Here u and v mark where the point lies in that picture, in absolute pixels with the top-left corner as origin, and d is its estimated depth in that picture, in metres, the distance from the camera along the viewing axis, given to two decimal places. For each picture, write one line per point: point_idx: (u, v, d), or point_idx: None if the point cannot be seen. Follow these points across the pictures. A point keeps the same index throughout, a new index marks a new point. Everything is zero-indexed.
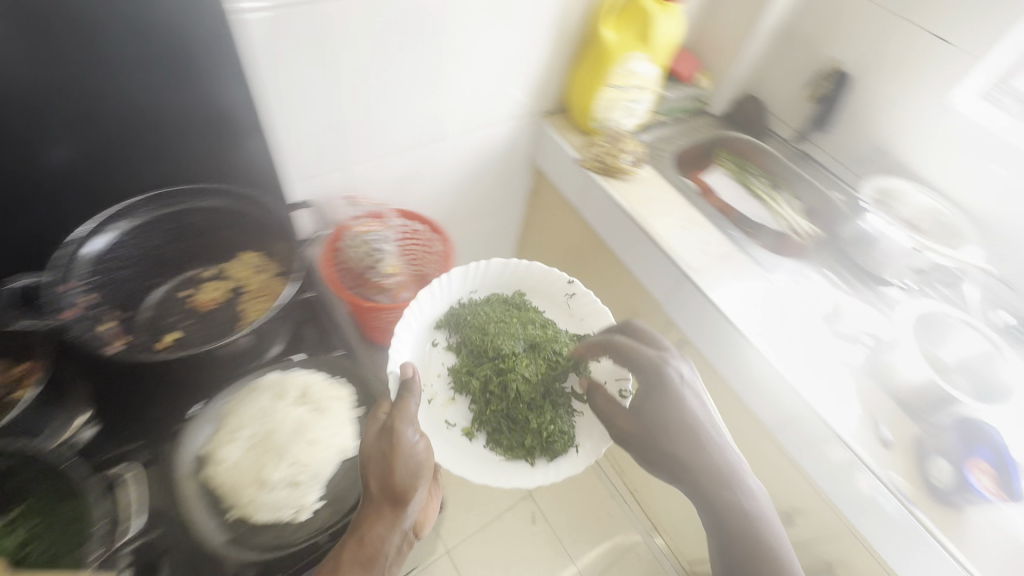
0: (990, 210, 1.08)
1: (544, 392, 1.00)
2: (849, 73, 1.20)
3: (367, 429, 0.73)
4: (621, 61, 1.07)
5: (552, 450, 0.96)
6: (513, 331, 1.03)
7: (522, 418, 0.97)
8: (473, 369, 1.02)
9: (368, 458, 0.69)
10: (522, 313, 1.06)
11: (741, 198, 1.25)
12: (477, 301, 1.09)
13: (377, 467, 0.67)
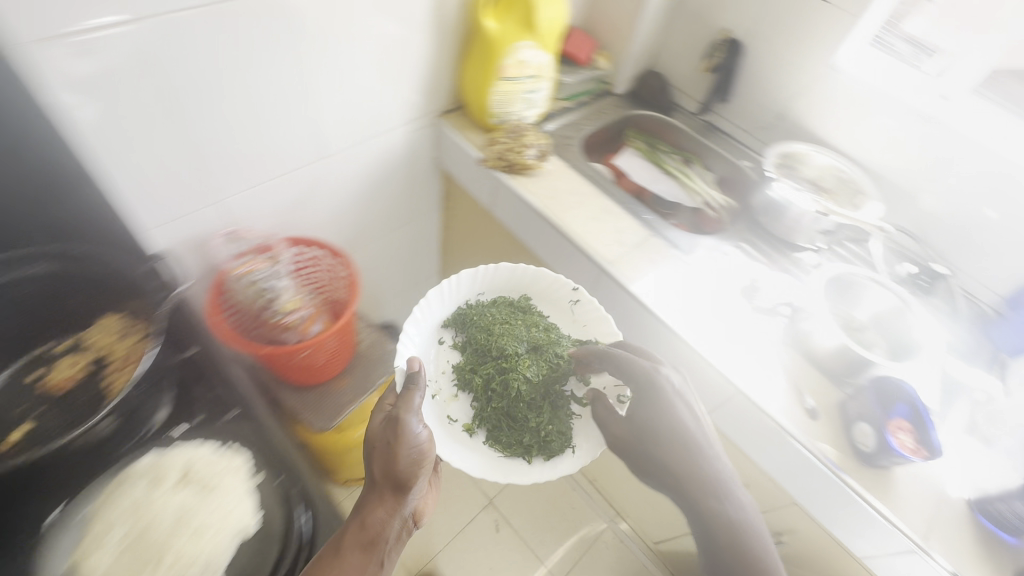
0: (886, 164, 1.11)
1: (545, 393, 0.97)
2: (741, 41, 1.19)
3: (376, 424, 0.80)
4: (509, 51, 1.00)
5: (550, 449, 0.94)
6: (517, 331, 0.99)
7: (522, 417, 0.95)
8: (479, 366, 0.99)
9: (376, 448, 0.77)
10: (529, 314, 1.02)
11: (653, 180, 1.24)
12: (486, 301, 1.05)
13: (382, 457, 0.76)
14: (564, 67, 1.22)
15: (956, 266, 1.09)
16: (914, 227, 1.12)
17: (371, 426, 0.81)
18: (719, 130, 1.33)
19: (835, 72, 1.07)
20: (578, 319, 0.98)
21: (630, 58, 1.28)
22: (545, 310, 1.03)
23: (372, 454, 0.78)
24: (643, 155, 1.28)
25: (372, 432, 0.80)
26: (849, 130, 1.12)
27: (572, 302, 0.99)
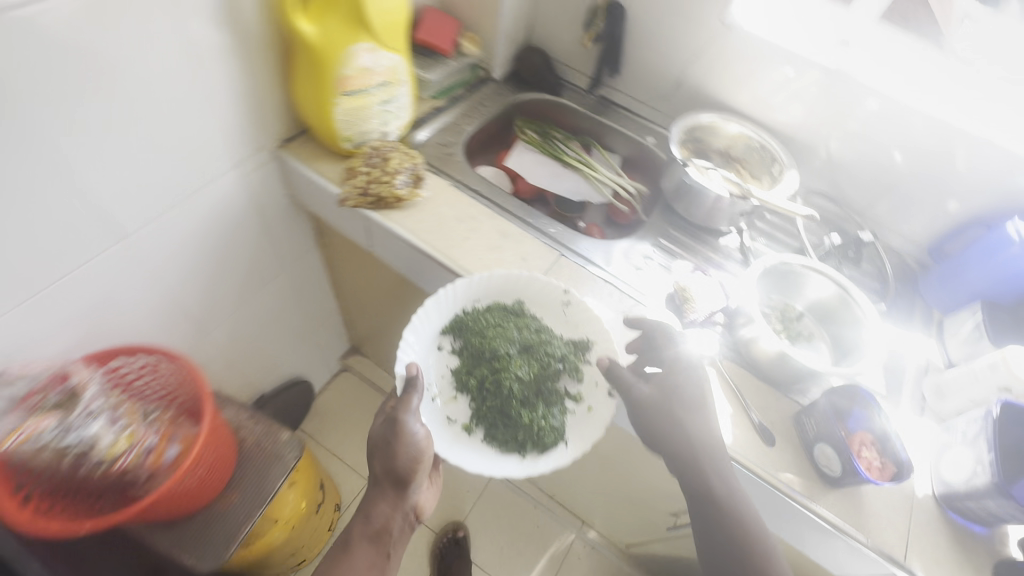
0: (795, 124, 1.01)
1: (539, 389, 0.81)
2: (622, 4, 1.03)
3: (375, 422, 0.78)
4: (344, 58, 0.78)
5: (543, 445, 0.78)
6: (509, 330, 0.83)
7: (513, 413, 0.79)
8: (471, 366, 0.83)
9: (376, 448, 0.75)
10: (523, 315, 0.84)
11: (554, 180, 1.09)
12: (481, 306, 0.85)
13: (381, 456, 0.74)
14: (425, 60, 1.01)
15: (876, 221, 1.04)
16: (831, 187, 1.05)
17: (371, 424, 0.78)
18: (616, 105, 1.18)
19: (732, 30, 0.94)
20: (577, 320, 0.83)
21: (502, 38, 1.09)
22: (543, 310, 0.85)
23: (371, 455, 0.76)
24: (540, 149, 1.12)
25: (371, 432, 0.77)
26: (753, 93, 1.01)
27: (564, 302, 0.83)
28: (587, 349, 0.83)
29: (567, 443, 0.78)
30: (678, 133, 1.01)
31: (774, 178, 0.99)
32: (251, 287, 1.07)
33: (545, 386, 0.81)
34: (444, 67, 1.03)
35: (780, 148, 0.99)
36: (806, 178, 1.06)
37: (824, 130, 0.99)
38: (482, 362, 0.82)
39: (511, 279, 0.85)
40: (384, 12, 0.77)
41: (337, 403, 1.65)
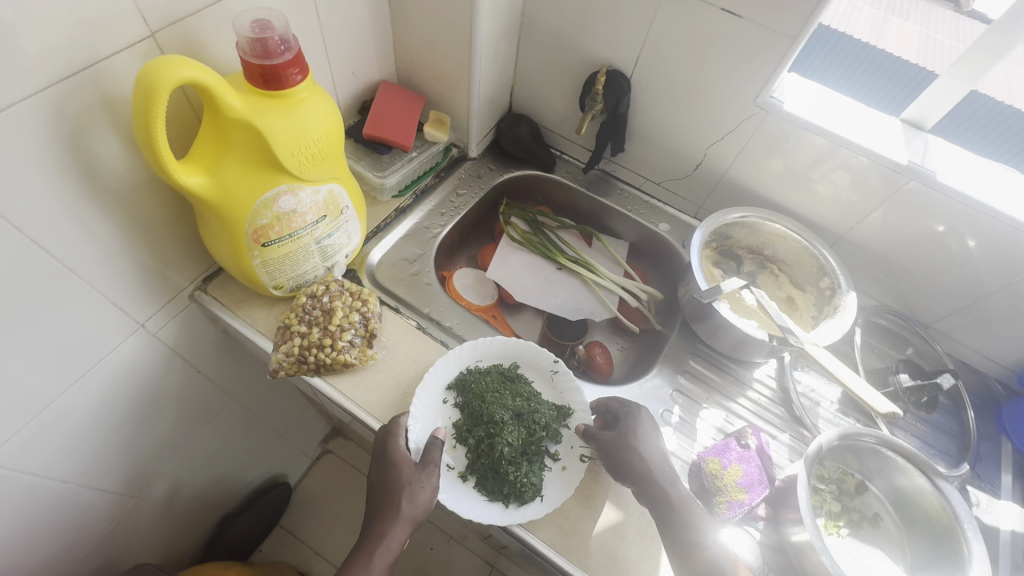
0: (847, 224, 0.79)
1: (530, 443, 0.64)
2: (626, 73, 0.82)
3: (391, 450, 0.60)
4: (256, 205, 0.58)
5: (519, 498, 0.61)
6: (505, 393, 0.66)
7: (499, 469, 0.61)
8: (470, 425, 0.65)
9: (400, 494, 0.58)
10: (519, 379, 0.69)
11: (549, 288, 0.89)
12: (483, 366, 0.70)
13: (406, 503, 0.58)
14: (380, 157, 0.81)
15: (946, 337, 0.83)
16: (893, 297, 0.83)
17: (383, 448, 0.61)
18: (618, 183, 0.98)
19: (768, 112, 0.73)
20: (565, 388, 0.69)
21: (477, 114, 0.88)
22: (533, 375, 0.71)
23: (386, 497, 0.59)
24: (530, 248, 0.92)
25: (381, 463, 0.61)
26: (792, 185, 0.80)
27: (553, 369, 0.70)
28: (569, 415, 0.68)
29: (543, 497, 0.62)
30: (700, 241, 0.81)
31: (824, 294, 0.80)
32: (187, 430, 0.89)
33: (530, 444, 0.64)
34: (404, 162, 0.82)
35: (830, 255, 0.79)
36: (859, 283, 0.85)
37: (890, 238, 0.77)
38: (480, 421, 0.64)
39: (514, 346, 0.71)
40: (306, 143, 0.57)
41: (321, 489, 1.47)
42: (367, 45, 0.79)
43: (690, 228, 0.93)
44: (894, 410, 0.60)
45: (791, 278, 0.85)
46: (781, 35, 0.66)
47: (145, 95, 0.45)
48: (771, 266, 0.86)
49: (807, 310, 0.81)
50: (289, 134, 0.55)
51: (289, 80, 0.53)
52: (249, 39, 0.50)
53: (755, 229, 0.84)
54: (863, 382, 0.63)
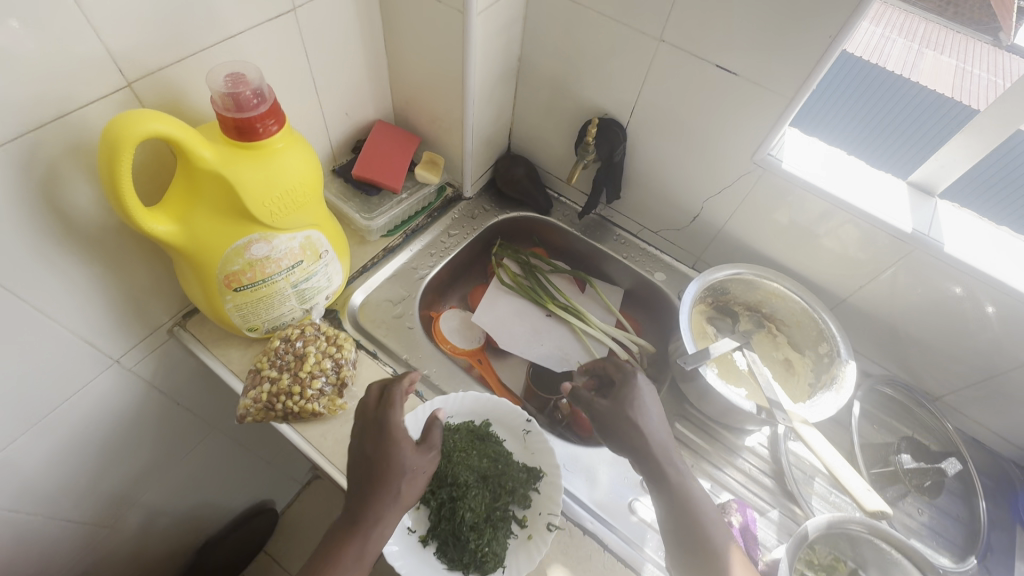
0: (850, 287, 0.75)
1: (494, 508, 0.61)
2: (621, 123, 0.80)
3: (395, 427, 0.56)
4: (227, 253, 0.57)
5: (479, 566, 0.58)
6: (473, 454, 0.63)
7: (460, 536, 0.58)
8: (434, 486, 0.62)
9: (399, 477, 0.55)
10: (489, 438, 0.66)
11: (537, 335, 0.86)
12: (453, 423, 0.67)
13: (403, 486, 0.55)
14: (368, 199, 0.81)
15: (955, 411, 0.78)
16: (899, 366, 0.78)
17: (383, 424, 0.57)
18: (615, 228, 0.95)
19: (765, 171, 0.70)
20: (536, 449, 0.66)
21: (471, 156, 0.87)
22: (505, 434, 0.68)
23: (382, 481, 0.54)
24: (520, 292, 0.89)
25: (378, 439, 0.56)
26: (792, 242, 0.76)
27: (526, 428, 0.67)
28: (540, 478, 0.64)
29: (505, 567, 0.59)
30: (691, 298, 0.78)
31: (822, 360, 0.76)
32: (165, 460, 0.89)
33: (495, 510, 0.61)
34: (393, 204, 0.82)
35: (830, 320, 0.74)
36: (863, 348, 0.80)
37: (894, 305, 0.73)
38: (444, 483, 0.62)
39: (485, 401, 0.68)
40: (280, 191, 0.57)
41: (308, 515, 1.45)
42: (360, 87, 0.79)
43: (686, 279, 0.90)
44: (883, 510, 0.56)
45: (790, 339, 0.80)
46: (776, 96, 0.63)
47: (108, 149, 0.45)
48: (770, 324, 0.82)
49: (806, 375, 0.77)
50: (261, 184, 0.55)
51: (263, 131, 0.53)
52: (221, 94, 0.50)
53: (751, 285, 0.80)
54: (852, 471, 0.59)
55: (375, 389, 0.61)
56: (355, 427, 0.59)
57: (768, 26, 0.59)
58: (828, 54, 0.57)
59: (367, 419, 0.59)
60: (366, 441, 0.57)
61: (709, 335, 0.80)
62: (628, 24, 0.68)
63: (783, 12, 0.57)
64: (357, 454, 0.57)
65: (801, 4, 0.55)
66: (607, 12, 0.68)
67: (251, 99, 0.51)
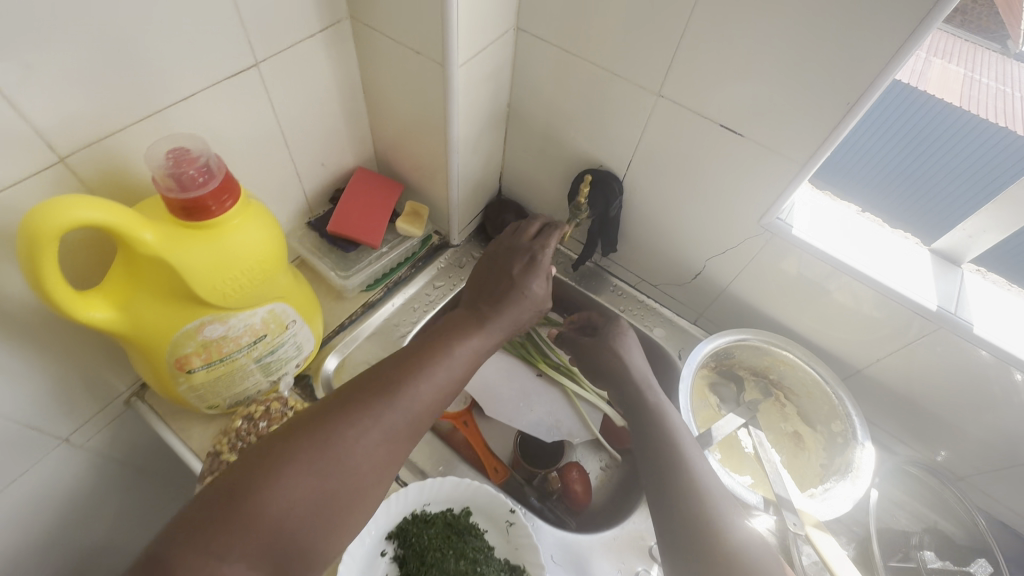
0: (865, 358, 0.69)
1: None
2: (618, 174, 0.74)
3: (545, 250, 0.59)
4: (176, 336, 0.52)
5: None
6: (449, 555, 0.58)
7: None
8: None
9: (532, 302, 0.55)
10: (468, 532, 0.60)
11: (526, 398, 0.80)
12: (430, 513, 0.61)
13: (526, 306, 0.55)
14: (346, 254, 0.75)
15: (980, 495, 0.71)
16: (920, 444, 0.71)
17: (529, 248, 0.59)
18: (612, 278, 0.89)
19: (774, 235, 0.64)
20: (521, 544, 0.60)
21: (457, 206, 0.82)
22: (487, 524, 0.62)
23: (514, 292, 0.55)
24: (509, 349, 0.83)
25: (526, 262, 0.58)
26: (803, 307, 0.70)
27: (510, 521, 0.61)
28: None
29: None
30: (692, 368, 0.72)
31: (835, 439, 0.69)
32: (128, 528, 0.83)
33: None
34: (372, 259, 0.77)
35: (845, 395, 0.68)
36: (879, 422, 0.74)
37: (915, 381, 0.66)
38: None
39: (466, 488, 0.62)
40: (234, 269, 0.51)
41: None
42: (337, 135, 0.74)
43: (687, 336, 0.84)
44: None
45: (800, 410, 0.74)
46: (785, 158, 0.57)
47: (26, 239, 0.39)
48: (777, 391, 0.76)
49: (817, 452, 0.71)
50: (211, 264, 0.49)
51: (214, 209, 0.48)
52: (163, 174, 0.45)
53: (757, 351, 0.74)
54: None
55: (532, 226, 0.64)
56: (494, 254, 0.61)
57: (778, 86, 0.53)
58: (845, 118, 0.51)
59: (509, 246, 0.61)
60: (505, 260, 0.59)
61: (711, 404, 0.74)
62: (623, 75, 0.62)
63: (794, 72, 0.51)
64: (489, 274, 0.58)
65: (815, 65, 0.50)
66: (602, 62, 0.63)
67: (197, 178, 0.46)
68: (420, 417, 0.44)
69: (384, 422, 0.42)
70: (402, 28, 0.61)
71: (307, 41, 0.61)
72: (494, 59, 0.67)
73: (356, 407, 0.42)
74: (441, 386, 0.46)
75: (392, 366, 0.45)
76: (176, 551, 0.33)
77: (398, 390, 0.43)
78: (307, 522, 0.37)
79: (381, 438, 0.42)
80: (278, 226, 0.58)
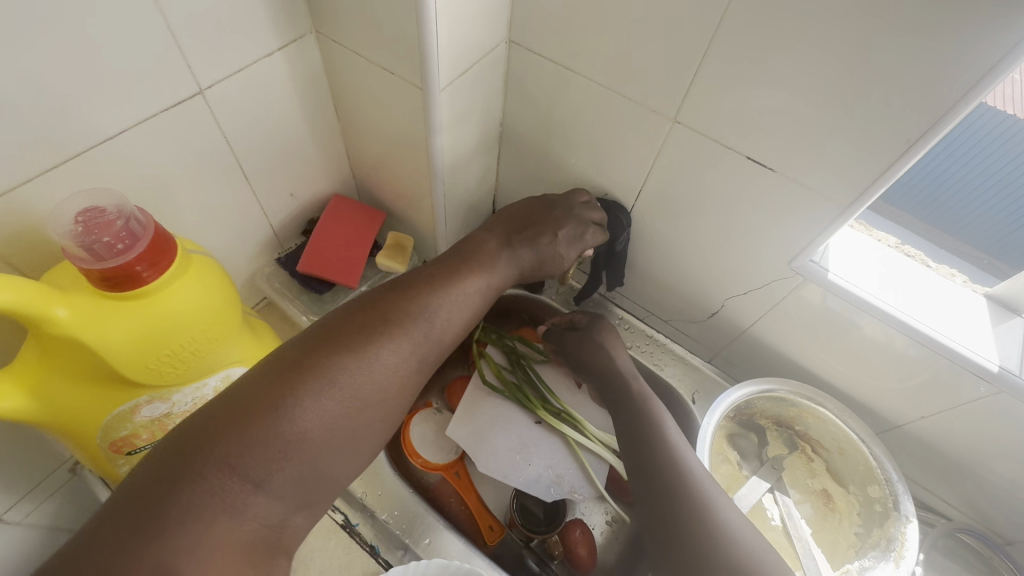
0: (906, 414, 0.61)
1: None
2: (625, 203, 0.65)
3: (592, 226, 0.62)
4: (106, 420, 0.44)
5: None
6: None
7: None
8: None
9: (556, 263, 0.63)
10: None
11: (523, 450, 0.73)
12: None
13: (553, 265, 0.63)
14: (320, 296, 0.68)
15: None
16: (970, 511, 0.63)
17: (576, 211, 0.62)
18: (618, 310, 0.81)
19: (807, 280, 0.56)
20: None
21: (445, 235, 0.73)
22: None
23: (548, 248, 0.62)
24: (506, 394, 0.75)
25: (570, 233, 0.61)
26: (838, 355, 0.62)
27: None
28: None
29: None
30: (714, 424, 0.64)
31: (871, 504, 0.62)
32: None
33: None
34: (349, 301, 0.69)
35: (886, 459, 0.60)
36: (923, 483, 0.65)
37: (965, 442, 0.58)
38: None
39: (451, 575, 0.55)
40: (170, 344, 0.43)
41: None
42: (307, 162, 0.65)
43: (702, 377, 0.76)
44: None
45: (830, 467, 0.66)
46: (821, 196, 0.49)
47: None
48: (804, 444, 0.68)
49: (850, 516, 0.63)
50: (139, 342, 0.41)
51: (144, 277, 0.40)
52: (71, 245, 0.37)
53: (783, 402, 0.66)
54: None
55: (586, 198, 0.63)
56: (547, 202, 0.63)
57: (819, 115, 0.45)
58: (903, 155, 0.43)
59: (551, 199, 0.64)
60: (557, 212, 0.62)
61: (731, 461, 0.67)
62: (633, 96, 0.54)
63: (841, 99, 0.43)
64: (533, 215, 0.63)
65: (868, 92, 0.41)
66: (608, 82, 0.54)
67: (115, 245, 0.38)
68: (437, 341, 0.50)
69: (400, 346, 0.47)
70: (374, 45, 0.52)
71: (264, 61, 0.52)
72: (484, 77, 0.58)
73: (377, 331, 0.47)
74: (455, 314, 0.52)
75: (411, 291, 0.51)
76: (205, 453, 0.37)
77: (418, 316, 0.49)
78: (331, 434, 0.42)
79: (398, 360, 0.47)
80: (230, 280, 0.49)
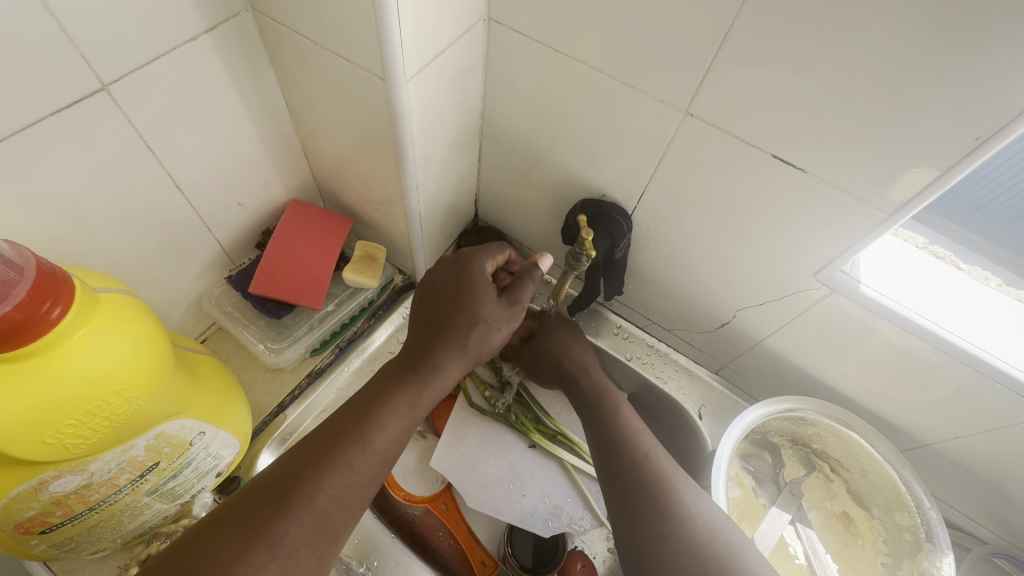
0: (937, 434, 0.55)
1: None
2: (625, 205, 0.57)
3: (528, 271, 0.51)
4: (4, 500, 0.36)
5: None
6: None
7: None
8: None
9: (480, 344, 0.49)
10: None
11: (517, 479, 0.66)
12: None
13: (481, 342, 0.49)
14: (279, 320, 0.61)
15: None
16: (1006, 533, 0.58)
17: (465, 261, 0.51)
18: (615, 318, 0.74)
19: (836, 291, 0.49)
20: None
21: (424, 244, 0.65)
22: None
23: (458, 325, 0.48)
24: (496, 416, 0.68)
25: (461, 291, 0.49)
26: (862, 370, 0.56)
27: None
28: None
29: None
30: (731, 453, 0.57)
31: (901, 534, 0.57)
32: None
33: None
34: (314, 323, 0.62)
35: (917, 485, 0.55)
36: (958, 506, 0.60)
37: (1006, 466, 0.52)
38: None
39: None
40: (69, 411, 0.35)
41: None
42: (256, 166, 0.56)
43: (708, 392, 0.70)
44: None
45: (850, 487, 0.62)
46: (858, 201, 0.42)
47: None
48: (822, 463, 0.63)
49: (874, 542, 0.59)
50: (27, 413, 0.33)
51: (28, 334, 0.32)
52: None
53: (800, 421, 0.60)
54: None
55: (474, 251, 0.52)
56: (442, 274, 0.52)
57: (860, 107, 0.37)
58: (969, 155, 0.36)
59: (452, 257, 0.53)
60: (463, 279, 0.50)
61: (745, 486, 0.62)
62: (635, 85, 0.46)
63: (888, 87, 0.36)
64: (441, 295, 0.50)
65: (920, 79, 0.34)
66: (603, 66, 0.46)
67: None
68: (338, 506, 0.40)
69: (275, 544, 0.37)
70: (323, 28, 0.43)
71: (187, 46, 0.43)
72: (458, 64, 0.49)
73: (233, 536, 0.36)
74: (354, 479, 0.41)
75: (300, 456, 0.40)
76: None
77: (304, 477, 0.39)
78: None
79: (269, 557, 0.36)
80: (156, 324, 0.40)
